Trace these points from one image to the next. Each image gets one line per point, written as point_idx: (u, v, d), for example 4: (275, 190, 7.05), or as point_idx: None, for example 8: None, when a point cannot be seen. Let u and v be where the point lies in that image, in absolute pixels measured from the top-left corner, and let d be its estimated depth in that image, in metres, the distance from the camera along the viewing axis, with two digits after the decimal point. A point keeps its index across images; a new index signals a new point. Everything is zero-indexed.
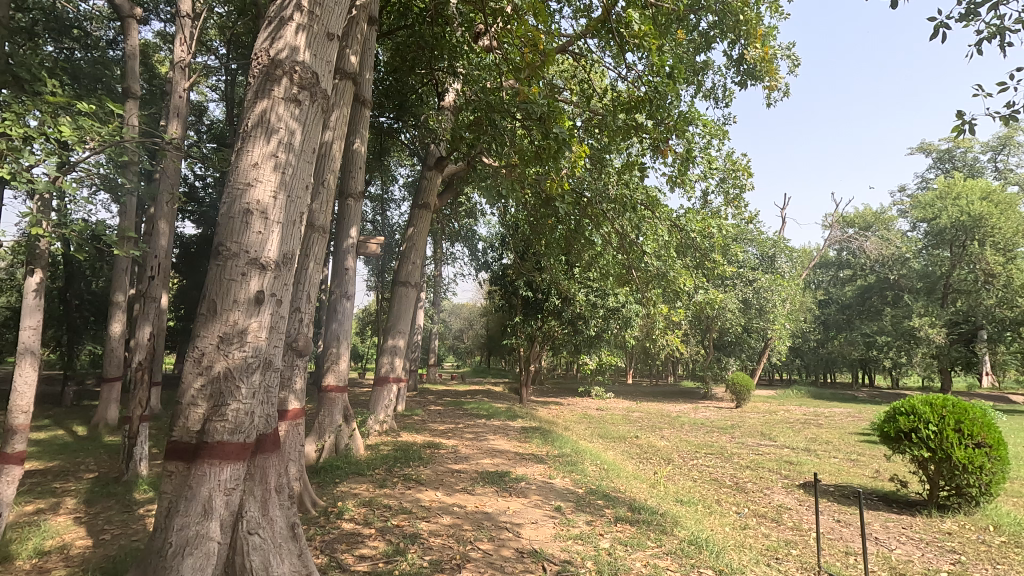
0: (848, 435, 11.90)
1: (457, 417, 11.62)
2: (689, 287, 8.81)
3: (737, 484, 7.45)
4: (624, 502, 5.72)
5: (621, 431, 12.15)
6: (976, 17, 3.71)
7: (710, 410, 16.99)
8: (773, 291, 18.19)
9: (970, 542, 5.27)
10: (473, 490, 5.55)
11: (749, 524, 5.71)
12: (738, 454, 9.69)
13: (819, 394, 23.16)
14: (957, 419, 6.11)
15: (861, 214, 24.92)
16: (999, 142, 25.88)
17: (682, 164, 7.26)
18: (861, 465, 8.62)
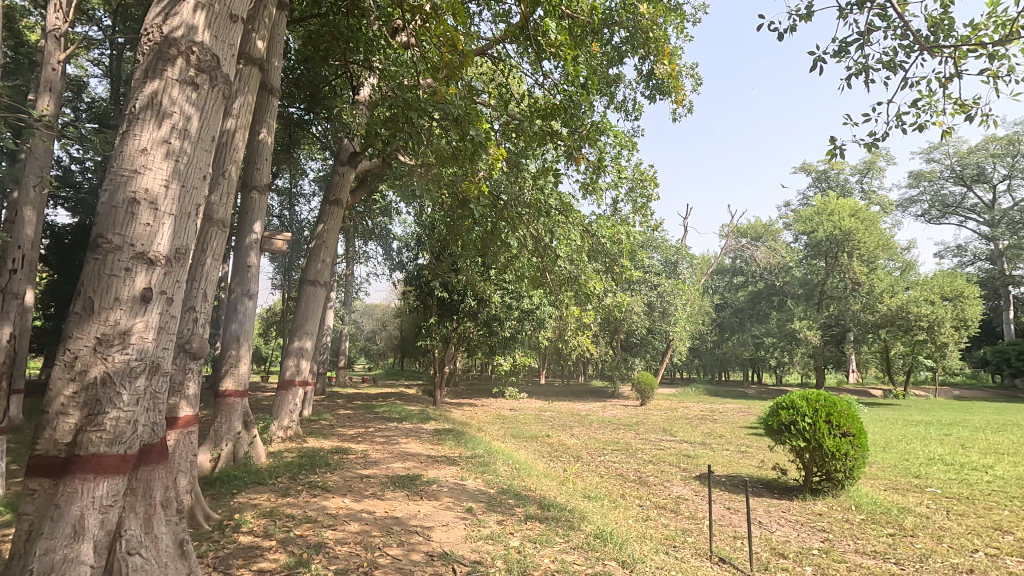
0: (739, 428, 12.94)
1: (367, 420, 11.30)
2: (598, 290, 9.21)
3: (640, 478, 7.86)
4: (534, 500, 5.85)
5: (533, 431, 12.41)
6: (846, 55, 4.16)
7: (617, 408, 17.77)
8: (675, 295, 19.40)
9: (836, 521, 5.92)
10: (383, 495, 5.41)
11: (651, 515, 6.03)
12: (641, 449, 10.22)
13: (715, 391, 24.96)
14: (828, 412, 6.84)
15: (753, 226, 27.19)
16: (864, 167, 29.32)
17: (594, 172, 7.57)
18: (749, 456, 9.40)
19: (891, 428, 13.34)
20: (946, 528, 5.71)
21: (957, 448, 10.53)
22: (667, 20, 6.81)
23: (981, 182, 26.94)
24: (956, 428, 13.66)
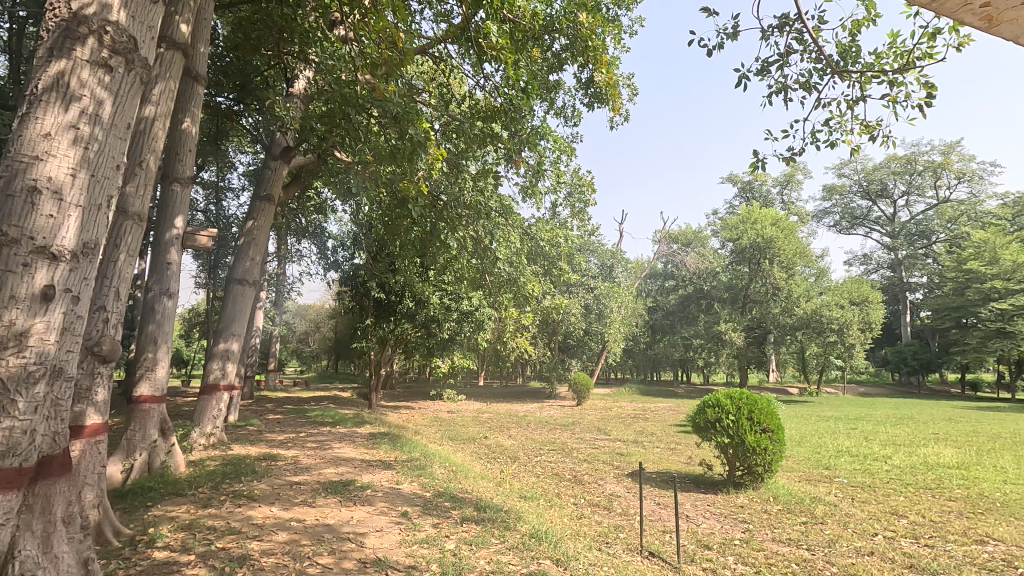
0: (668, 426, 13.48)
1: (298, 425, 10.88)
2: (537, 293, 9.33)
3: (575, 477, 8.02)
4: (471, 502, 5.83)
5: (471, 432, 12.39)
6: (768, 74, 4.42)
7: (554, 409, 18.05)
8: (611, 297, 20.00)
9: (756, 512, 6.28)
10: (313, 503, 5.22)
11: (586, 513, 6.16)
12: (577, 448, 10.43)
13: (647, 390, 25.87)
14: (750, 409, 7.24)
15: (684, 232, 28.45)
16: (784, 179, 31.36)
17: (533, 175, 7.66)
18: (678, 453, 9.82)
19: (805, 423, 14.34)
20: (851, 514, 6.19)
21: (861, 441, 11.47)
22: (605, 30, 7.00)
23: (883, 197, 29.49)
24: (861, 422, 14.85)
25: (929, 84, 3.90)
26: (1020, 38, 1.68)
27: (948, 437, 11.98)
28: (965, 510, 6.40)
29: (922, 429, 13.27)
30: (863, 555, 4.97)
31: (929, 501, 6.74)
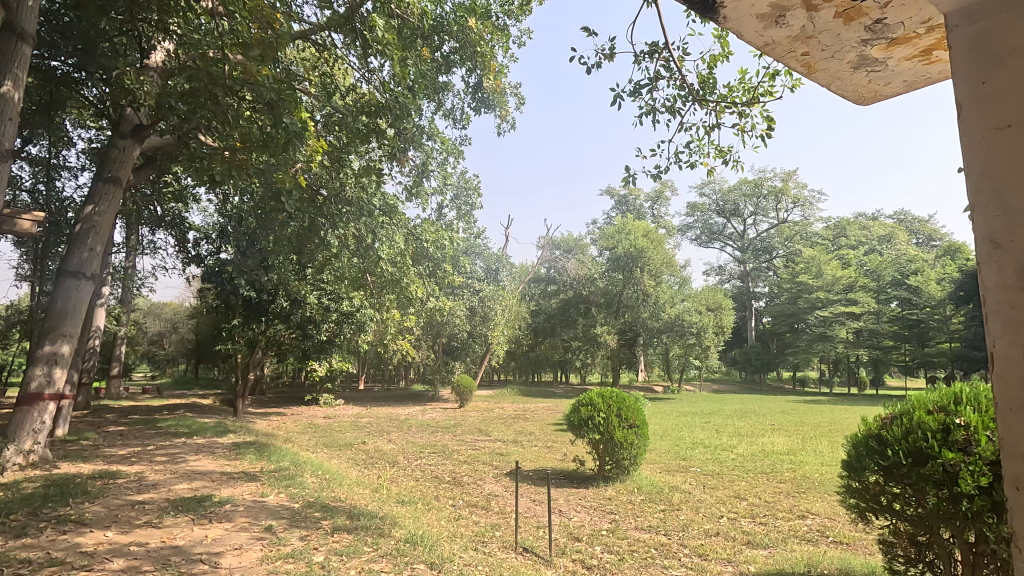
0: (547, 425, 13.99)
1: (146, 437, 9.68)
2: (420, 294, 9.20)
3: (454, 478, 8.01)
4: (343, 510, 5.59)
5: (347, 438, 11.88)
6: (640, 96, 4.74)
7: (437, 411, 17.93)
8: (496, 300, 20.31)
9: (622, 503, 6.74)
10: (160, 523, 4.68)
11: (463, 514, 6.18)
12: (457, 450, 10.44)
13: (528, 391, 26.62)
14: (618, 407, 7.77)
15: (565, 240, 29.83)
16: (655, 195, 34.12)
17: (418, 175, 7.52)
18: (554, 451, 10.21)
19: (667, 418, 15.67)
20: (702, 500, 6.86)
21: (712, 433, 12.78)
22: (494, 38, 7.11)
23: (735, 215, 33.24)
24: (714, 416, 16.56)
25: (770, 118, 4.44)
26: (833, 85, 1.97)
27: (781, 427, 13.77)
28: (792, 490, 7.39)
29: (761, 421, 15.12)
30: (711, 536, 5.53)
31: (764, 484, 7.69)
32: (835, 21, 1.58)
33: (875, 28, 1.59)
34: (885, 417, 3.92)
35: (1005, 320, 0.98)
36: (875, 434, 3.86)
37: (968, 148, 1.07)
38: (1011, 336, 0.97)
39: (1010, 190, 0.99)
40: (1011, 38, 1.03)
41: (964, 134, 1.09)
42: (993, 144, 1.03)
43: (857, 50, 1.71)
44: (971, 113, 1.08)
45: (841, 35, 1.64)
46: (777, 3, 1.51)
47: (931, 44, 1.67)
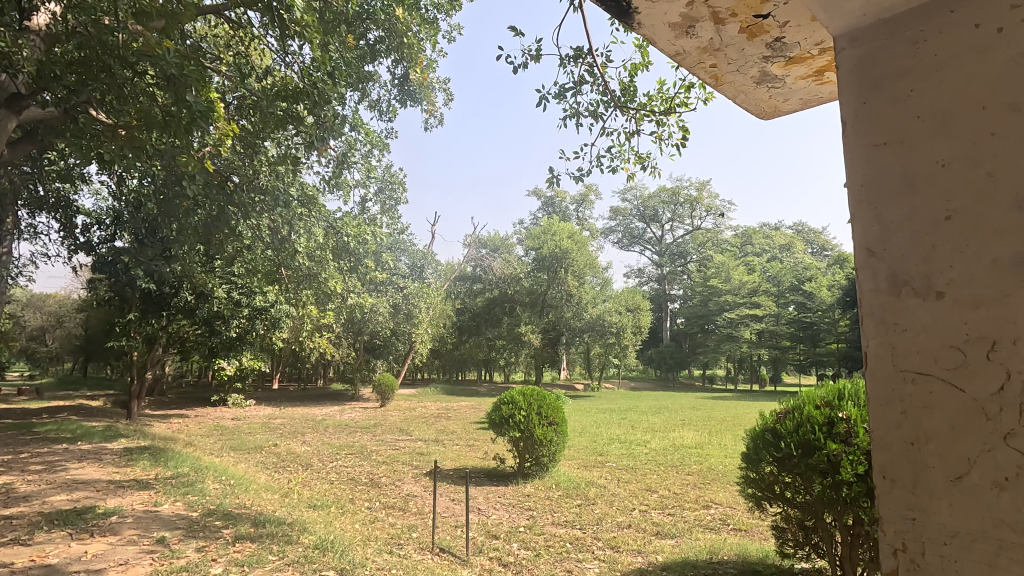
0: (469, 424, 13.95)
1: (19, 444, 8.64)
2: (339, 289, 8.84)
3: (372, 480, 7.79)
4: (248, 517, 5.26)
5: (257, 440, 11.22)
6: (564, 98, 4.78)
7: (356, 411, 17.37)
8: (420, 298, 19.83)
9: (539, 499, 6.83)
10: (29, 540, 4.19)
11: (379, 516, 6.02)
12: (376, 450, 10.18)
13: (451, 390, 26.45)
14: (539, 405, 7.90)
15: (492, 238, 29.93)
16: (580, 198, 35.01)
17: (339, 165, 7.15)
18: (476, 449, 10.20)
19: (587, 415, 16.12)
20: (616, 493, 7.10)
21: (628, 429, 13.28)
22: (422, 30, 6.96)
23: (654, 221, 34.79)
24: (630, 412, 17.23)
25: (685, 128, 4.62)
26: (738, 98, 2.07)
27: (691, 422, 14.59)
28: (698, 481, 7.82)
29: (672, 416, 15.94)
30: (623, 528, 5.73)
31: (674, 476, 8.09)
32: (739, 36, 1.66)
33: (775, 45, 1.69)
34: (779, 411, 4.21)
35: (879, 321, 1.06)
36: (770, 427, 4.14)
37: (851, 162, 1.15)
38: (883, 337, 1.05)
39: (885, 203, 1.07)
40: (890, 63, 1.11)
41: (848, 149, 1.16)
42: (873, 160, 1.11)
43: (760, 65, 1.81)
44: (853, 130, 1.16)
45: (746, 50, 1.73)
46: (688, 13, 1.56)
47: (823, 65, 1.80)
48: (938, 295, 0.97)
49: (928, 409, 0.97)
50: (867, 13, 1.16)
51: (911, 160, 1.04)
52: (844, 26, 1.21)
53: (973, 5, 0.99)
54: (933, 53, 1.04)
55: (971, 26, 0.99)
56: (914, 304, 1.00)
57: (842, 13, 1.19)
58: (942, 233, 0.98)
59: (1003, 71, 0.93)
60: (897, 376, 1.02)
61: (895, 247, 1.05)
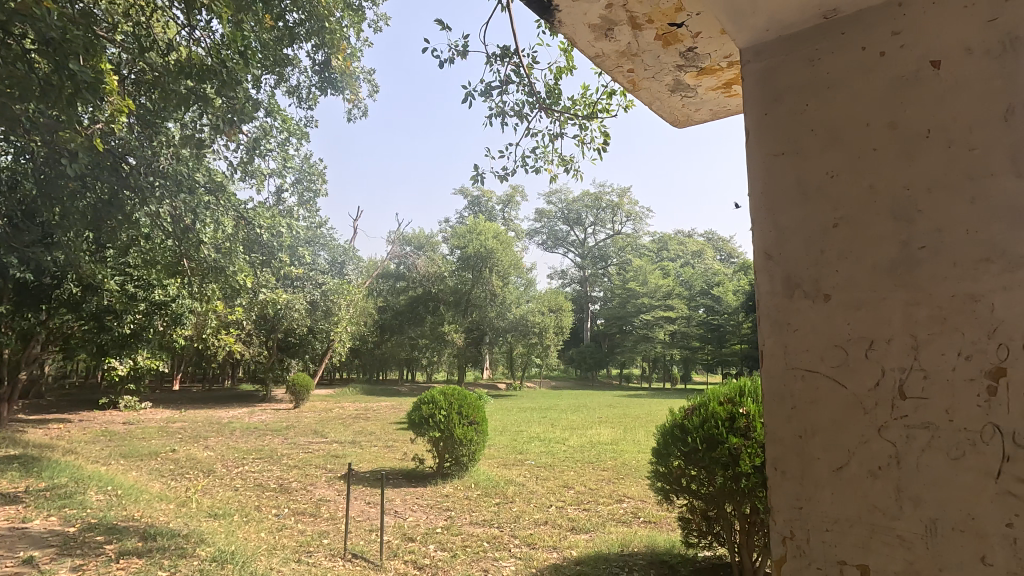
0: (388, 425, 13.63)
1: None
2: (250, 284, 8.27)
3: (281, 485, 7.39)
4: (137, 531, 4.81)
5: (152, 446, 10.32)
6: (491, 96, 4.78)
7: (267, 413, 16.45)
8: (340, 295, 18.63)
9: (458, 499, 6.78)
10: None
11: (287, 523, 5.71)
12: (287, 454, 9.66)
13: (371, 390, 25.75)
14: (460, 404, 7.86)
15: (417, 236, 29.40)
16: (506, 198, 35.18)
17: (249, 151, 6.51)
18: (394, 450, 9.97)
19: (508, 415, 16.26)
20: (534, 491, 7.18)
21: (547, 427, 13.53)
22: (346, 17, 6.67)
23: (577, 224, 35.66)
24: (550, 411, 17.58)
25: (606, 133, 4.75)
26: (653, 105, 2.13)
27: (607, 420, 15.11)
28: (612, 476, 8.11)
29: (591, 414, 16.43)
30: (539, 525, 5.80)
31: (589, 473, 8.32)
32: (656, 43, 1.70)
33: (688, 55, 1.75)
34: (686, 408, 4.42)
35: (774, 322, 1.10)
36: (678, 423, 4.35)
37: (753, 169, 1.19)
38: (778, 337, 1.09)
39: (781, 210, 1.13)
40: (789, 79, 1.17)
41: (751, 157, 1.21)
42: (773, 169, 1.15)
43: (673, 74, 1.87)
44: (756, 139, 1.20)
45: (661, 57, 1.77)
46: (607, 16, 1.58)
47: (731, 78, 1.89)
48: (825, 297, 1.03)
49: (814, 404, 1.03)
50: (769, 29, 1.21)
51: (804, 170, 1.10)
52: (750, 42, 1.26)
53: (860, 29, 1.07)
54: (826, 72, 1.11)
55: (858, 49, 1.06)
56: (805, 305, 1.06)
57: (746, 28, 1.24)
58: (829, 238, 1.04)
59: (884, 92, 1.01)
60: (789, 374, 1.07)
61: (790, 252, 1.10)
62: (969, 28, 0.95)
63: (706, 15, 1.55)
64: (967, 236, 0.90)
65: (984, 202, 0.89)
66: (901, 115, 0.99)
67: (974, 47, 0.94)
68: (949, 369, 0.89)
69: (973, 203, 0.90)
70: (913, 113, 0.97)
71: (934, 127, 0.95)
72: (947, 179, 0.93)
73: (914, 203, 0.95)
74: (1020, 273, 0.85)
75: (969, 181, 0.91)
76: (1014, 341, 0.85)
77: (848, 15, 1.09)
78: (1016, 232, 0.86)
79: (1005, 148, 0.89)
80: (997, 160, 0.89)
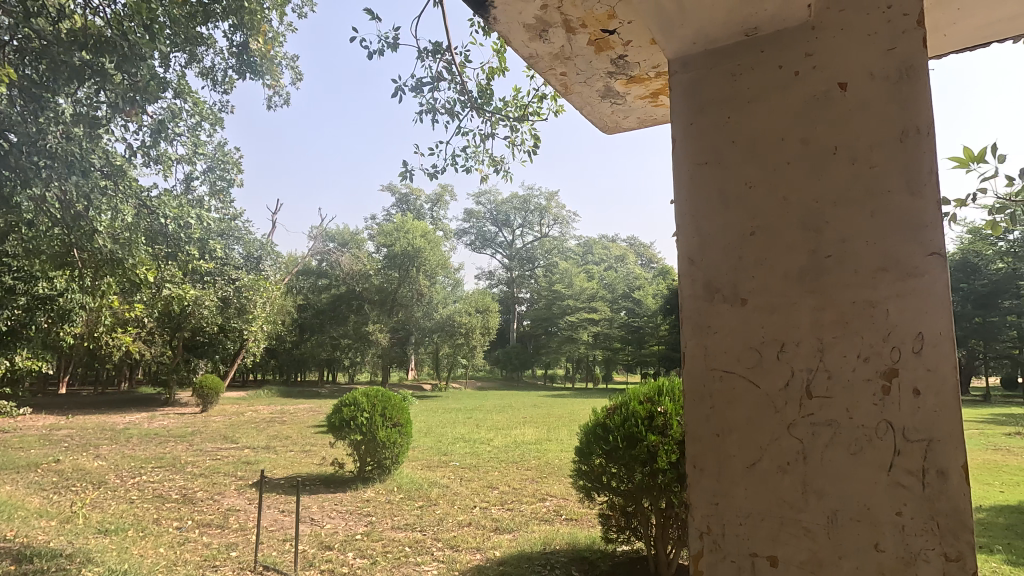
0: (306, 428, 13.03)
1: None
2: (153, 278, 7.58)
3: (184, 495, 6.85)
4: (10, 553, 4.27)
5: (31, 456, 9.23)
6: (422, 91, 4.62)
7: (169, 418, 15.23)
8: (255, 291, 17.28)
9: (380, 504, 6.58)
10: None
11: (190, 537, 5.29)
12: (192, 462, 8.98)
13: (288, 392, 24.55)
14: (383, 406, 7.64)
15: (341, 232, 28.35)
16: (434, 197, 34.74)
17: (153, 136, 5.94)
18: (312, 455, 9.54)
19: (433, 416, 16.07)
20: (458, 493, 7.12)
21: (473, 427, 13.49)
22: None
23: (506, 226, 35.85)
24: (476, 411, 17.55)
25: (537, 136, 4.75)
26: (584, 109, 2.16)
27: (532, 419, 15.30)
28: (536, 475, 8.20)
29: (516, 414, 16.58)
30: (463, 527, 5.75)
31: (513, 472, 8.38)
32: (588, 48, 1.71)
33: (618, 62, 1.78)
34: (608, 407, 4.56)
35: (694, 324, 1.12)
36: (600, 422, 4.47)
37: (676, 175, 1.20)
38: (697, 339, 1.11)
39: (702, 214, 1.14)
40: (712, 90, 1.19)
41: (674, 162, 1.22)
42: (696, 176, 1.17)
43: (605, 80, 1.90)
44: (679, 144, 1.22)
45: (593, 62, 1.80)
46: (541, 17, 1.57)
47: (657, 88, 1.95)
48: (741, 301, 1.06)
49: (729, 403, 1.06)
50: (696, 41, 1.23)
51: (726, 178, 1.13)
52: (676, 51, 1.27)
53: (778, 48, 1.12)
54: (748, 85, 1.14)
55: (776, 67, 1.12)
56: (724, 310, 1.08)
57: (675, 38, 1.25)
58: (747, 245, 1.07)
59: (797, 110, 1.07)
60: (708, 374, 1.08)
61: (711, 256, 1.12)
62: (873, 57, 1.03)
63: (638, 23, 1.58)
64: (867, 246, 0.97)
65: (884, 215, 0.97)
66: (811, 132, 1.05)
67: (876, 73, 1.02)
68: (850, 370, 0.95)
69: (872, 216, 0.97)
70: (824, 130, 1.04)
71: (840, 144, 1.02)
72: (852, 194, 1.00)
73: (823, 214, 1.01)
74: (910, 281, 0.94)
75: (871, 197, 0.98)
76: (904, 343, 0.93)
77: (767, 34, 1.14)
78: (909, 245, 0.94)
79: (901, 167, 0.97)
80: (894, 178, 0.97)
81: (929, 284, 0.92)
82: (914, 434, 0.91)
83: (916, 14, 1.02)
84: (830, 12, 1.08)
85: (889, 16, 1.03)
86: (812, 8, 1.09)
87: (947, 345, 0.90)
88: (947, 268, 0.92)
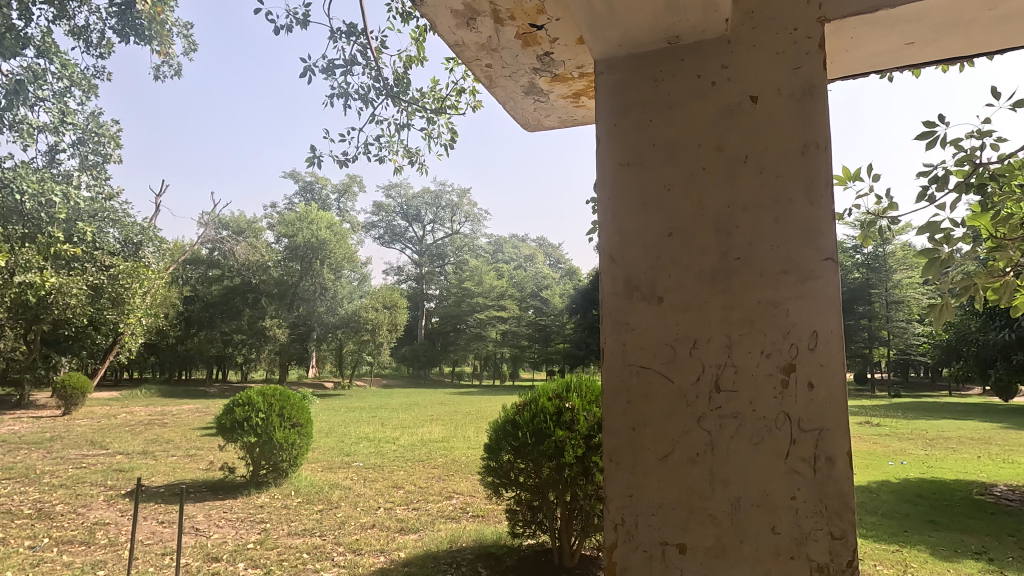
0: (190, 431, 11.99)
1: None
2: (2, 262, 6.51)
3: (40, 510, 6.02)
4: None
5: None
6: (334, 74, 4.38)
7: (22, 422, 13.34)
8: (134, 279, 14.76)
9: (275, 510, 6.17)
10: None
11: (46, 557, 4.65)
12: (49, 471, 7.89)
13: (170, 391, 22.48)
14: (282, 406, 7.14)
15: (237, 219, 26.31)
16: (341, 187, 33.25)
17: (8, 96, 5.10)
18: (197, 460, 8.80)
19: (336, 415, 15.51)
20: (360, 494, 6.88)
21: (377, 426, 13.16)
22: None
23: (416, 221, 35.16)
24: (380, 410, 17.11)
25: (454, 131, 4.65)
26: (506, 104, 2.14)
27: (438, 417, 15.21)
28: (443, 473, 8.10)
29: (422, 412, 16.42)
30: (366, 529, 5.56)
31: (419, 471, 8.21)
32: (515, 41, 1.70)
33: (544, 58, 1.79)
34: (519, 404, 4.62)
35: (613, 322, 1.12)
36: (510, 419, 4.53)
37: (599, 175, 1.20)
38: (617, 336, 1.11)
39: (623, 213, 1.15)
40: (636, 92, 1.20)
41: (598, 161, 1.21)
42: (618, 178, 1.17)
43: (529, 76, 1.90)
44: (603, 144, 1.21)
45: (519, 57, 1.78)
46: (470, 4, 1.52)
47: (580, 89, 1.98)
48: (658, 300, 1.08)
49: (646, 399, 1.07)
50: (620, 44, 1.22)
51: (647, 179, 1.14)
52: (601, 52, 1.26)
53: (697, 58, 1.15)
54: (668, 91, 1.16)
55: (696, 77, 1.15)
56: (644, 309, 1.09)
57: (600, 40, 1.23)
58: (665, 246, 1.10)
59: (711, 118, 1.11)
60: (626, 370, 1.09)
61: (631, 255, 1.13)
62: (780, 74, 1.10)
63: (566, 21, 1.58)
64: (772, 250, 1.03)
65: (786, 221, 1.03)
66: (724, 140, 1.09)
67: (782, 90, 1.09)
68: (755, 366, 1.01)
69: (777, 221, 1.04)
70: (736, 139, 1.09)
71: (750, 153, 1.07)
72: (759, 201, 1.05)
73: (733, 219, 1.06)
74: (809, 283, 1.00)
75: (776, 203, 1.04)
76: (801, 341, 1.00)
77: (689, 43, 1.16)
78: (806, 249, 1.01)
79: (803, 177, 1.04)
80: (796, 187, 1.04)
81: (824, 286, 1.00)
82: (808, 424, 0.98)
83: (818, 37, 1.11)
84: (744, 28, 1.13)
85: (795, 37, 1.11)
86: (729, 22, 1.13)
87: (838, 342, 0.99)
88: (839, 272, 1.00)
